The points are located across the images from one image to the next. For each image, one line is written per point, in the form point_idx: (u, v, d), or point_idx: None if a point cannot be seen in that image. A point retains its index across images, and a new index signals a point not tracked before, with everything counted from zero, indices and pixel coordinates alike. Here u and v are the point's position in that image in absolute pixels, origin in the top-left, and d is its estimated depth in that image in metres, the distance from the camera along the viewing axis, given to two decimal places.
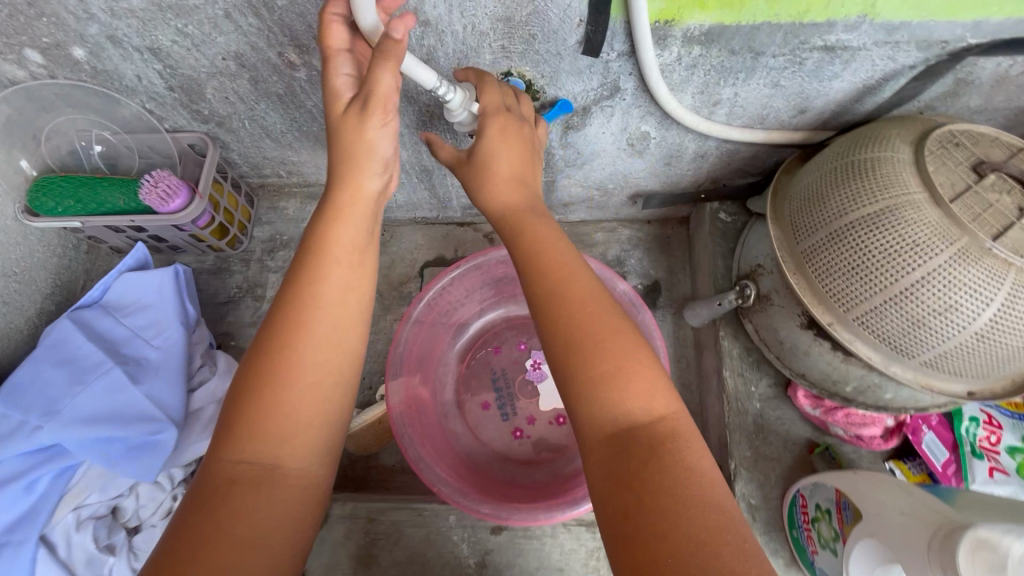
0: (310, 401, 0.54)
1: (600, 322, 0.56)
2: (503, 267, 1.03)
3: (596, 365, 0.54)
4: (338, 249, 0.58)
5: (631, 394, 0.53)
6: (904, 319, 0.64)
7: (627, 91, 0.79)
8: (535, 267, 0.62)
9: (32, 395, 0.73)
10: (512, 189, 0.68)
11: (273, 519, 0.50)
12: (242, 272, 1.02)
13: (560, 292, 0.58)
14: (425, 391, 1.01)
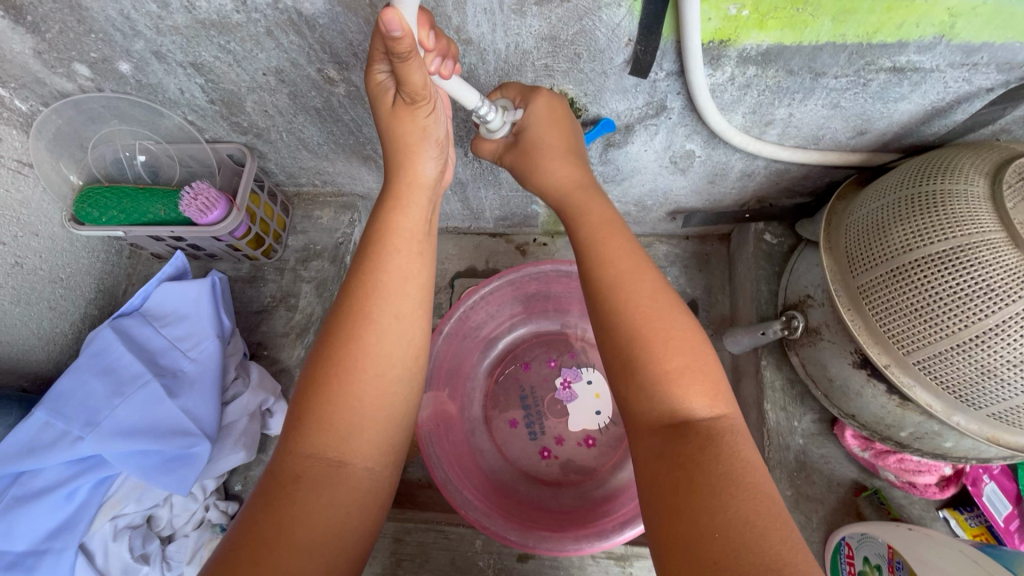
0: (375, 391, 0.54)
1: (648, 315, 0.55)
2: (536, 283, 1.01)
3: (655, 357, 0.52)
4: (399, 236, 0.59)
5: (689, 391, 0.51)
6: (972, 367, 0.60)
7: (673, 110, 0.75)
8: (586, 260, 0.62)
9: (76, 404, 0.74)
10: (566, 163, 0.68)
11: (332, 512, 0.49)
12: (276, 281, 1.03)
13: (614, 288, 0.57)
14: (453, 407, 1.00)
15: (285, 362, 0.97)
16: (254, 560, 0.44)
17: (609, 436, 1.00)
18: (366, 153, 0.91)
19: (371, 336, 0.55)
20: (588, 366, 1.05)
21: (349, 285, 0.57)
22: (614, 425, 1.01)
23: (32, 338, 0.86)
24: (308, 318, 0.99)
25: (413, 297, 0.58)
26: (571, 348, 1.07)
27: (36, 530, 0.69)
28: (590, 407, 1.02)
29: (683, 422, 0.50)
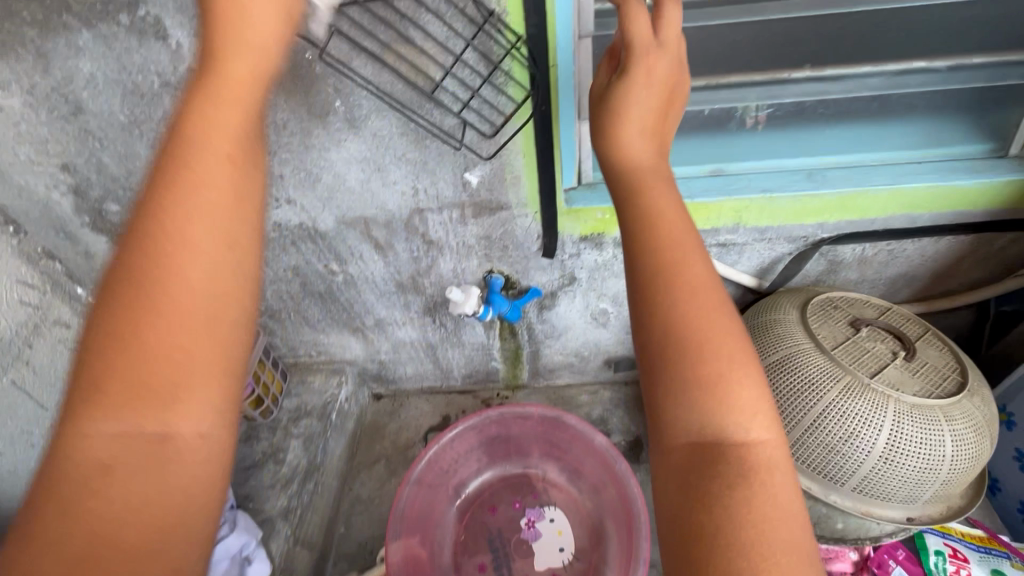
0: (182, 324, 0.38)
1: (715, 313, 0.44)
2: (496, 427, 1.15)
3: (700, 348, 0.42)
4: (208, 126, 0.40)
5: (735, 398, 0.42)
6: (821, 448, 0.77)
7: (581, 279, 1.04)
8: (642, 239, 0.47)
9: None
10: (642, 125, 0.51)
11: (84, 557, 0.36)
12: (268, 438, 1.15)
13: (682, 268, 0.45)
14: (424, 552, 1.07)
15: (269, 511, 1.04)
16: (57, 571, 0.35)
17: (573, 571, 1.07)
18: (356, 325, 1.17)
19: (175, 245, 0.38)
20: (549, 504, 1.15)
21: (157, 176, 0.39)
22: (578, 559, 1.08)
23: None
24: (294, 469, 1.10)
25: (212, 222, 0.40)
26: (534, 488, 1.17)
27: None
28: (553, 544, 1.10)
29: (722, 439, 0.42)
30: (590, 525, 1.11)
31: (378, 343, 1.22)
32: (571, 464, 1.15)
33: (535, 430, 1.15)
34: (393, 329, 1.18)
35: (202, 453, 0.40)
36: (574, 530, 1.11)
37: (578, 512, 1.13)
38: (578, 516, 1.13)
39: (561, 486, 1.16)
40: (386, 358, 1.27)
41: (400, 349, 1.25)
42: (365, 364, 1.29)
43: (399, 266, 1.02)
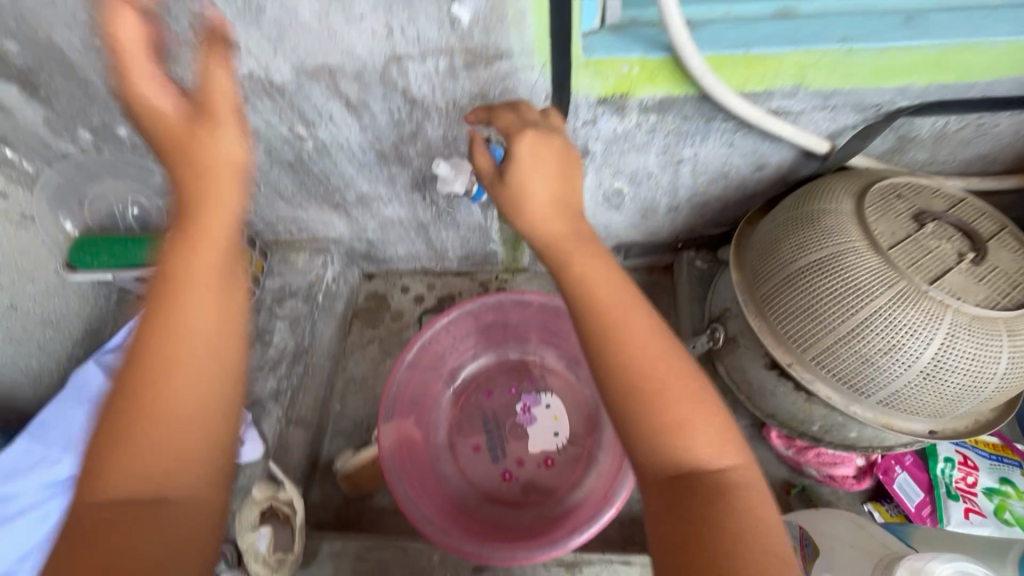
0: (189, 402, 0.49)
1: (663, 364, 0.56)
2: (493, 313, 1.10)
3: (665, 418, 0.54)
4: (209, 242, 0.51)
5: (698, 441, 0.54)
6: (855, 359, 0.68)
7: (596, 153, 0.88)
8: (594, 310, 0.59)
9: (55, 431, 0.80)
10: (549, 214, 0.65)
11: (179, 449, 0.48)
12: (252, 320, 1.09)
13: (638, 369, 0.56)
14: (419, 433, 1.06)
15: (259, 393, 1.01)
16: None
17: (566, 456, 1.05)
18: (336, 200, 1.04)
19: (175, 374, 0.48)
20: (546, 391, 1.12)
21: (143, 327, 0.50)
22: (571, 443, 1.06)
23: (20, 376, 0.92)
24: (281, 352, 1.05)
25: None
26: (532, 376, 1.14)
27: (10, 553, 0.73)
28: (548, 429, 1.08)
29: (702, 502, 0.52)
30: (586, 413, 1.08)
31: (363, 220, 1.10)
32: (570, 351, 1.11)
33: (535, 317, 1.10)
34: (379, 206, 1.05)
35: (197, 422, 0.49)
36: (571, 417, 1.09)
37: (575, 401, 1.10)
38: (575, 403, 1.10)
39: (558, 373, 1.13)
40: (374, 238, 1.16)
41: (388, 229, 1.13)
42: (351, 243, 1.18)
43: (378, 132, 0.85)
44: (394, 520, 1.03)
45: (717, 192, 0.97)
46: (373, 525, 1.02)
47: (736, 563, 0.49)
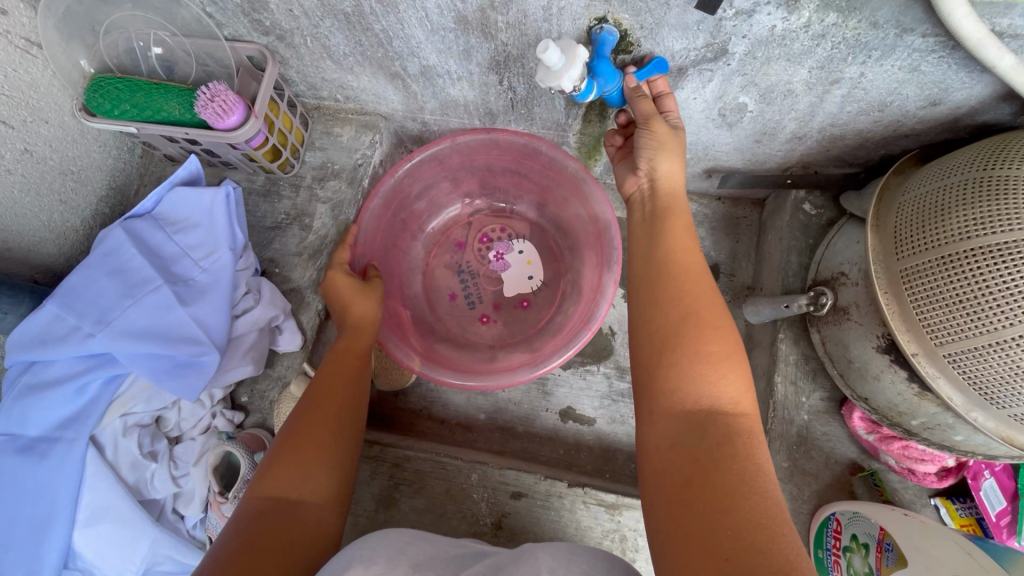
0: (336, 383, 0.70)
1: (703, 304, 0.60)
2: (459, 158, 1.01)
3: (698, 347, 0.56)
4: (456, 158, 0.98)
5: (722, 382, 0.55)
6: (1005, 367, 0.57)
7: (735, 55, 0.69)
8: (676, 263, 0.64)
9: (86, 301, 0.74)
10: (677, 169, 0.70)
11: (349, 404, 0.69)
12: (291, 198, 0.98)
13: (684, 302, 0.60)
14: (395, 278, 1.05)
15: (297, 281, 0.93)
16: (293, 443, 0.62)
17: (543, 296, 1.10)
18: (394, 69, 0.86)
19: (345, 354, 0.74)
20: (518, 238, 1.13)
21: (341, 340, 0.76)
22: (546, 286, 1.10)
23: (42, 230, 0.84)
24: (321, 240, 0.95)
25: None
26: (512, 224, 1.14)
27: (48, 419, 0.71)
28: (522, 274, 1.11)
29: (718, 436, 0.51)
30: (559, 258, 1.10)
31: (422, 97, 0.93)
32: (538, 195, 1.08)
33: (501, 161, 1.02)
34: (444, 83, 0.88)
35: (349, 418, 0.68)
36: (543, 262, 1.11)
37: (548, 248, 1.12)
38: (544, 247, 1.12)
39: (519, 221, 1.14)
40: (430, 119, 1.00)
41: (449, 111, 0.97)
42: (403, 122, 1.02)
43: None
44: (428, 424, 1.01)
45: (862, 126, 0.78)
46: (406, 425, 1.01)
47: (748, 497, 0.47)
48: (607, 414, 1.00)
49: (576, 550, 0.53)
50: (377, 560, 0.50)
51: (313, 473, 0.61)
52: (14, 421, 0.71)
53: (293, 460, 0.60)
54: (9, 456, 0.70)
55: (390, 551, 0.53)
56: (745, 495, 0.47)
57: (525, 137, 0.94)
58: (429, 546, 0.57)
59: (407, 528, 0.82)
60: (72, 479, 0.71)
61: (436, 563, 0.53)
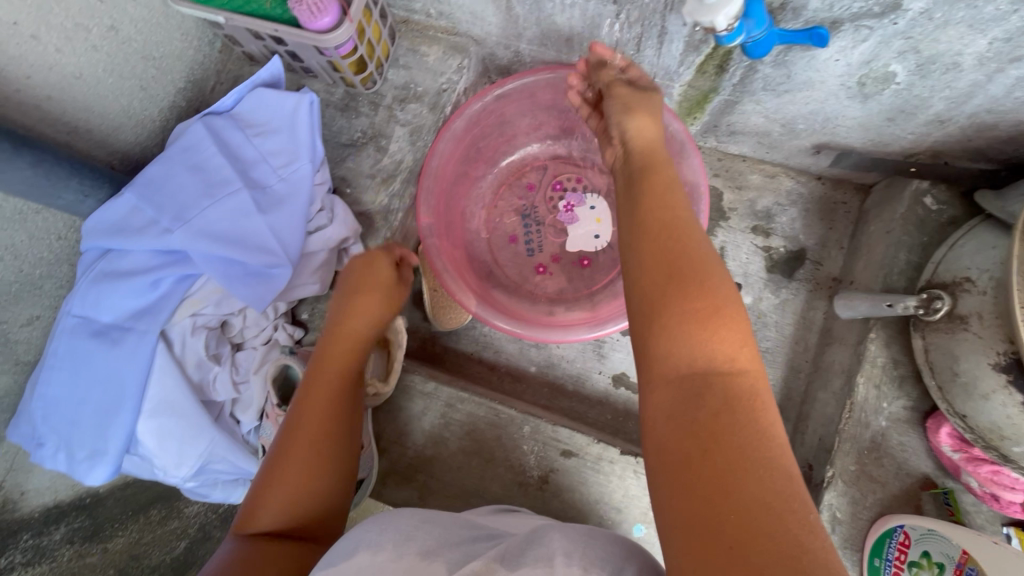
0: (326, 376, 0.66)
1: (692, 254, 0.49)
2: (549, 93, 0.94)
3: (686, 308, 0.46)
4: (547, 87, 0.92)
5: (716, 344, 0.45)
6: None
7: (907, 13, 0.60)
8: (651, 221, 0.52)
9: (164, 194, 0.72)
10: (649, 123, 0.63)
11: (346, 406, 0.66)
12: (369, 116, 0.93)
13: (677, 259, 0.49)
14: (457, 210, 1.00)
15: (366, 205, 0.90)
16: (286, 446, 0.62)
17: (606, 258, 1.03)
18: None
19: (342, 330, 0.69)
20: (592, 193, 1.05)
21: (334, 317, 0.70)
22: (612, 248, 1.03)
23: (121, 116, 0.80)
24: (396, 164, 0.91)
25: None
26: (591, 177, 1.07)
27: (121, 308, 0.71)
28: (590, 230, 1.04)
29: (716, 403, 0.43)
30: None
31: (523, 22, 0.85)
32: None
33: None
34: (553, 9, 0.80)
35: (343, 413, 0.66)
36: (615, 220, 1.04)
37: None
38: None
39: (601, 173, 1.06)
40: (526, 49, 0.92)
41: (549, 42, 0.89)
42: (495, 48, 0.95)
43: None
44: (477, 369, 1.00)
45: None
46: (454, 366, 1.00)
47: (747, 478, 0.40)
48: None
49: (594, 534, 0.54)
50: (385, 547, 0.50)
51: (303, 480, 0.61)
52: (89, 304, 0.71)
53: (284, 472, 0.60)
54: (82, 338, 0.71)
55: (400, 532, 0.53)
56: (741, 499, 0.39)
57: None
58: (442, 527, 0.56)
59: (453, 467, 0.82)
60: (139, 371, 0.71)
61: (450, 543, 0.53)
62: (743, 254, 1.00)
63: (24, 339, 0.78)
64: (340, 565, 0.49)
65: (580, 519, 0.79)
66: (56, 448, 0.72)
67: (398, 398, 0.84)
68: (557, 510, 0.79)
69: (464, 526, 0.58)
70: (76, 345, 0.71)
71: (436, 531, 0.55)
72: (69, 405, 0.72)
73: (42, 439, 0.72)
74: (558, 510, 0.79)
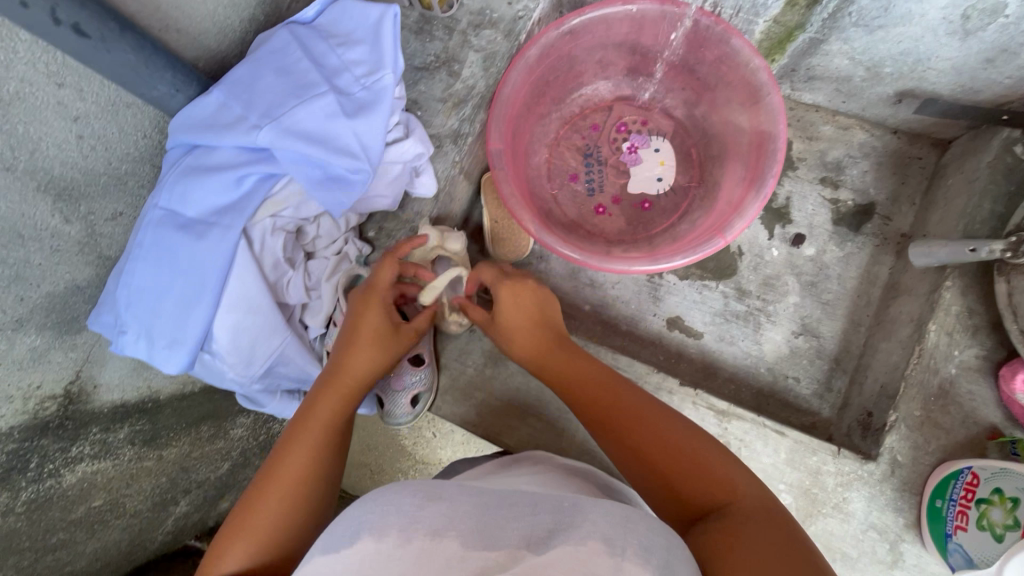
0: (312, 416, 0.64)
1: (651, 411, 0.63)
2: (626, 26, 0.93)
3: (686, 467, 0.58)
4: (626, 18, 0.91)
5: (720, 484, 0.56)
6: None
7: None
8: (603, 414, 0.64)
9: (252, 93, 0.73)
10: (528, 327, 0.72)
11: (334, 437, 0.64)
12: (443, 40, 0.93)
13: (647, 420, 0.62)
14: (522, 145, 1.00)
15: (437, 129, 0.90)
16: (262, 489, 0.59)
17: (666, 202, 1.03)
18: None
19: (344, 366, 0.68)
20: (657, 136, 1.05)
21: (336, 356, 0.69)
22: (674, 192, 1.03)
23: (207, 21, 0.81)
24: (469, 89, 0.91)
25: None
26: (656, 120, 1.05)
27: (208, 203, 0.74)
28: (652, 173, 1.04)
29: (748, 516, 0.52)
30: (698, 168, 1.02)
31: None
32: (695, 92, 1.00)
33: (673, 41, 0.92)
34: None
35: (328, 448, 0.63)
36: (678, 166, 1.03)
37: (687, 155, 1.03)
38: (685, 154, 1.03)
39: (669, 117, 1.04)
40: None
41: None
42: None
43: None
44: None
45: None
46: None
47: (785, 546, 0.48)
48: (716, 332, 0.96)
49: (631, 512, 0.50)
50: (391, 530, 0.46)
51: (277, 518, 0.57)
52: (176, 197, 0.73)
53: (255, 514, 0.57)
54: (169, 230, 0.73)
55: (404, 510, 0.48)
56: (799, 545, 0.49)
57: (710, 18, 0.86)
58: (451, 500, 0.51)
59: (512, 388, 0.83)
60: (221, 265, 0.74)
61: (463, 515, 0.49)
62: (809, 205, 0.98)
63: (108, 234, 0.81)
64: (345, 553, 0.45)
65: None
66: (136, 336, 0.75)
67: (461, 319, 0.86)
68: None
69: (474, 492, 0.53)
70: (162, 235, 0.73)
71: (445, 505, 0.50)
72: (151, 294, 0.74)
73: (123, 326, 0.75)
74: None
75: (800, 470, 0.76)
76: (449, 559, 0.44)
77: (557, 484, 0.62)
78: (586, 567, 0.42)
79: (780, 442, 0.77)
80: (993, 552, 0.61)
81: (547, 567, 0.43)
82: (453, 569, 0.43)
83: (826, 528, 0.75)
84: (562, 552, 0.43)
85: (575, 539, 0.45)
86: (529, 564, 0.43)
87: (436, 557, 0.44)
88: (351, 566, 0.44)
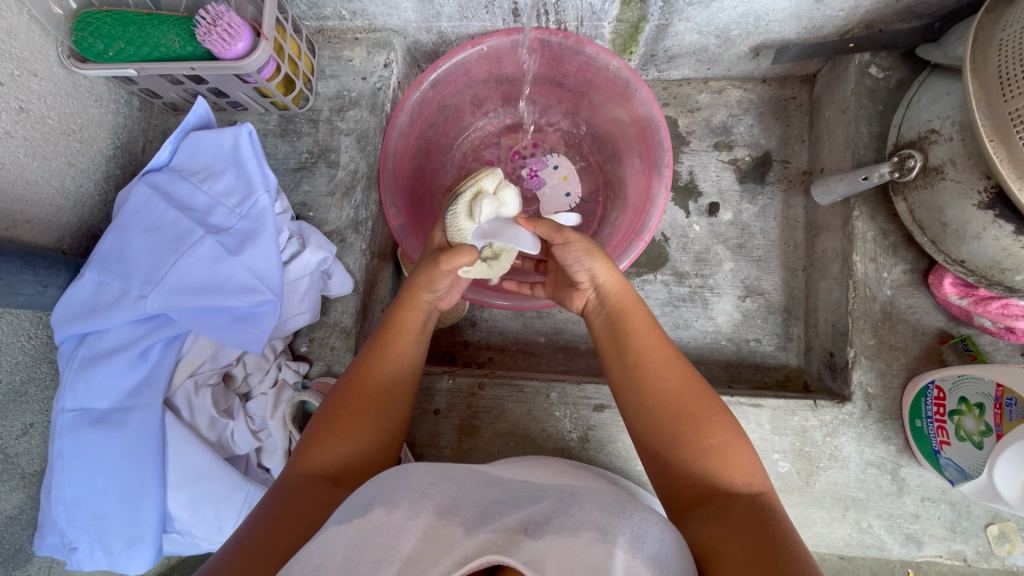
0: (393, 350, 0.65)
1: (690, 389, 0.57)
2: (484, 65, 0.93)
3: (703, 444, 0.53)
4: (480, 58, 0.91)
5: (733, 468, 0.52)
6: None
7: None
8: (642, 368, 0.59)
9: (127, 263, 0.70)
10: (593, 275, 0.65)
11: (401, 380, 0.65)
12: (311, 134, 0.90)
13: (681, 399, 0.56)
14: (426, 206, 0.99)
15: (334, 223, 0.87)
16: (343, 405, 0.60)
17: (581, 213, 1.03)
18: None
19: (410, 312, 0.68)
20: (552, 153, 1.05)
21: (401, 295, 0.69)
22: (586, 201, 1.03)
23: (56, 198, 0.76)
24: (352, 174, 0.89)
25: None
26: (545, 139, 1.06)
27: (116, 390, 0.69)
28: (560, 190, 1.03)
29: (743, 512, 0.48)
30: (600, 171, 1.03)
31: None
32: (572, 102, 1.01)
33: (533, 65, 0.93)
34: None
35: (401, 387, 0.64)
36: (581, 176, 1.04)
37: (588, 163, 1.04)
38: (584, 162, 1.04)
39: (557, 131, 1.05)
40: (448, 27, 0.91)
41: (469, 14, 0.88)
42: (417, 35, 0.94)
43: None
44: (489, 355, 0.98)
45: None
46: (466, 359, 0.98)
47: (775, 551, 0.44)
48: (670, 321, 0.97)
49: (625, 503, 0.50)
50: (401, 503, 0.45)
51: (352, 437, 0.59)
52: (81, 394, 0.69)
53: (335, 429, 0.58)
54: (85, 431, 0.68)
55: (416, 491, 0.47)
56: (782, 549, 0.44)
57: (558, 34, 0.87)
58: (458, 486, 0.50)
59: (494, 453, 0.81)
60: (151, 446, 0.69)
61: (469, 500, 0.48)
62: (712, 173, 1.00)
63: (24, 450, 0.75)
64: (357, 520, 0.44)
65: (628, 466, 0.79)
66: (91, 547, 0.70)
67: (421, 402, 0.83)
68: (604, 463, 0.79)
69: (482, 482, 0.52)
70: (79, 438, 0.68)
71: (455, 488, 0.49)
72: (89, 501, 0.69)
73: (72, 543, 0.70)
74: (606, 463, 0.79)
75: (788, 434, 0.77)
76: (458, 539, 0.43)
77: (566, 472, 0.63)
78: (581, 556, 0.41)
79: (760, 414, 0.78)
80: (979, 460, 0.62)
81: (544, 554, 0.41)
82: (463, 542, 0.42)
83: (830, 480, 0.75)
84: (559, 540, 0.42)
85: (570, 527, 0.44)
86: (528, 548, 0.41)
87: (443, 538, 0.43)
88: (361, 529, 0.43)
